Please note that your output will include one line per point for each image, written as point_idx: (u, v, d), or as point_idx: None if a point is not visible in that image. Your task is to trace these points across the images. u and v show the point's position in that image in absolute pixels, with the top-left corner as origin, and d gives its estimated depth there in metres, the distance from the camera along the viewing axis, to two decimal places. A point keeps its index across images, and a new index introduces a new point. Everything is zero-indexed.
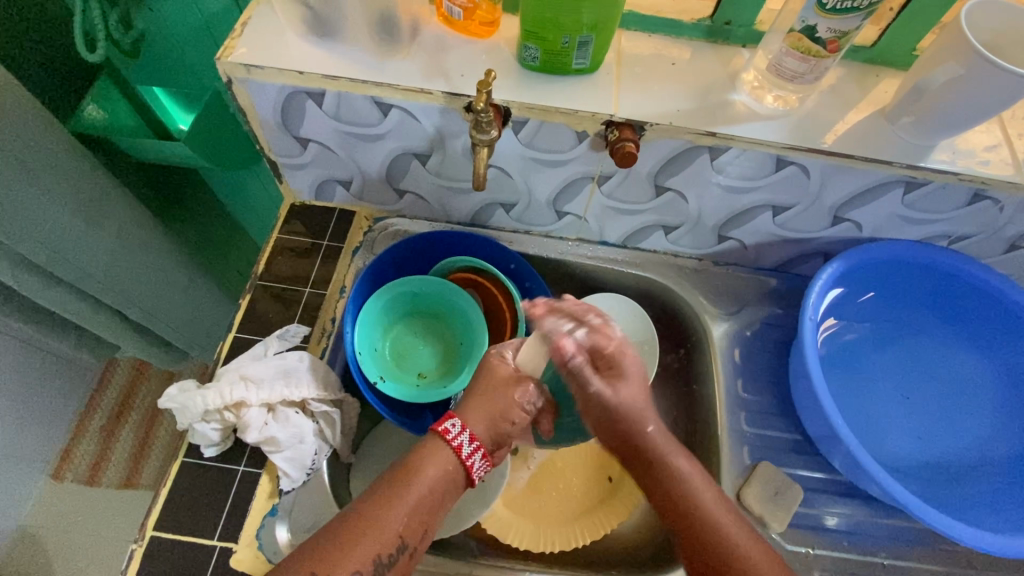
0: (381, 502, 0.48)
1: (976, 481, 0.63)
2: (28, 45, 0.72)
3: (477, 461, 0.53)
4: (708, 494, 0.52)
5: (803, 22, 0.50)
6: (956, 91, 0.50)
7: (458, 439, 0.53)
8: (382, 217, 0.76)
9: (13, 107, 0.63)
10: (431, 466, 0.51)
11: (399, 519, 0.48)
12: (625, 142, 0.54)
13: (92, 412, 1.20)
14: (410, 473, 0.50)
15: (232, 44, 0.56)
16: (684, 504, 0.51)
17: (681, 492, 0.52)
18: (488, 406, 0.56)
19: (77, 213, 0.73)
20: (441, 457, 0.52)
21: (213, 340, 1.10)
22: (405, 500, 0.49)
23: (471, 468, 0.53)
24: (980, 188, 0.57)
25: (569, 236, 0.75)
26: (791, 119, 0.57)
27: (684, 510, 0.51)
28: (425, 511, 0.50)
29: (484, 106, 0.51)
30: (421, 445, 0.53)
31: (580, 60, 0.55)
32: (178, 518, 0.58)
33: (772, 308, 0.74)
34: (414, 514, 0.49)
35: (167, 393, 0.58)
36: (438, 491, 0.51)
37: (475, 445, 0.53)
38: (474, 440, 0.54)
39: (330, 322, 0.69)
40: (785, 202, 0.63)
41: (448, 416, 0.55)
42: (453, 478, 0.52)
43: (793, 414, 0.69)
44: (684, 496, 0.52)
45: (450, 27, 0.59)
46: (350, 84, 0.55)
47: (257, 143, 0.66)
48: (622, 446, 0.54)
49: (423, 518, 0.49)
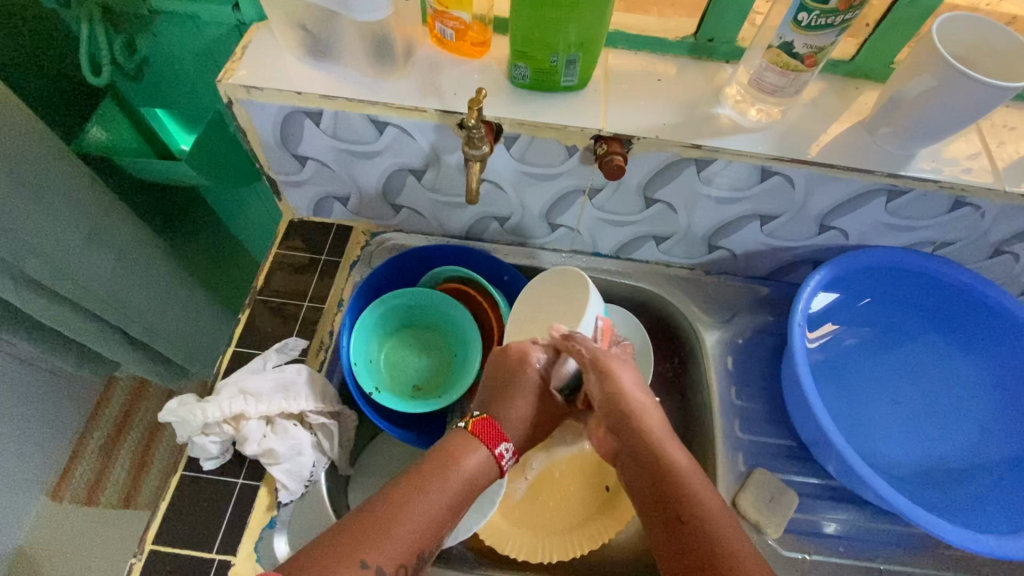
0: (421, 492, 0.50)
1: (970, 484, 0.63)
2: (38, 70, 0.76)
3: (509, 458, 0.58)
4: (724, 518, 0.48)
5: (780, 39, 0.52)
6: (930, 103, 0.52)
7: (501, 451, 0.56)
8: (379, 232, 0.77)
9: (18, 131, 0.65)
10: (470, 464, 0.54)
11: (440, 509, 0.50)
12: (613, 154, 0.56)
13: (92, 430, 1.22)
14: (450, 464, 0.53)
15: (233, 67, 0.58)
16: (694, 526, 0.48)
17: (696, 514, 0.49)
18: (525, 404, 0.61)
19: (81, 233, 0.75)
20: (482, 461, 0.55)
21: (214, 355, 1.09)
22: (445, 491, 0.51)
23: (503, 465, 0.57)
24: (960, 195, 0.59)
25: (563, 247, 0.77)
26: (773, 130, 0.59)
27: (696, 534, 0.47)
28: (457, 499, 0.52)
29: (475, 123, 0.52)
30: (459, 441, 0.55)
31: (569, 77, 0.57)
32: (177, 532, 0.58)
33: (763, 316, 0.76)
34: (446, 501, 0.51)
35: (167, 407, 0.58)
36: (476, 484, 0.53)
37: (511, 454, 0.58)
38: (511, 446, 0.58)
39: (327, 335, 0.70)
40: (772, 211, 0.65)
41: (488, 430, 0.56)
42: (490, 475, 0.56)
43: (786, 420, 0.70)
44: (670, 468, 0.53)
45: (443, 48, 0.61)
46: (346, 104, 0.57)
47: (257, 161, 0.67)
48: (621, 440, 0.57)
49: (458, 507, 0.52)
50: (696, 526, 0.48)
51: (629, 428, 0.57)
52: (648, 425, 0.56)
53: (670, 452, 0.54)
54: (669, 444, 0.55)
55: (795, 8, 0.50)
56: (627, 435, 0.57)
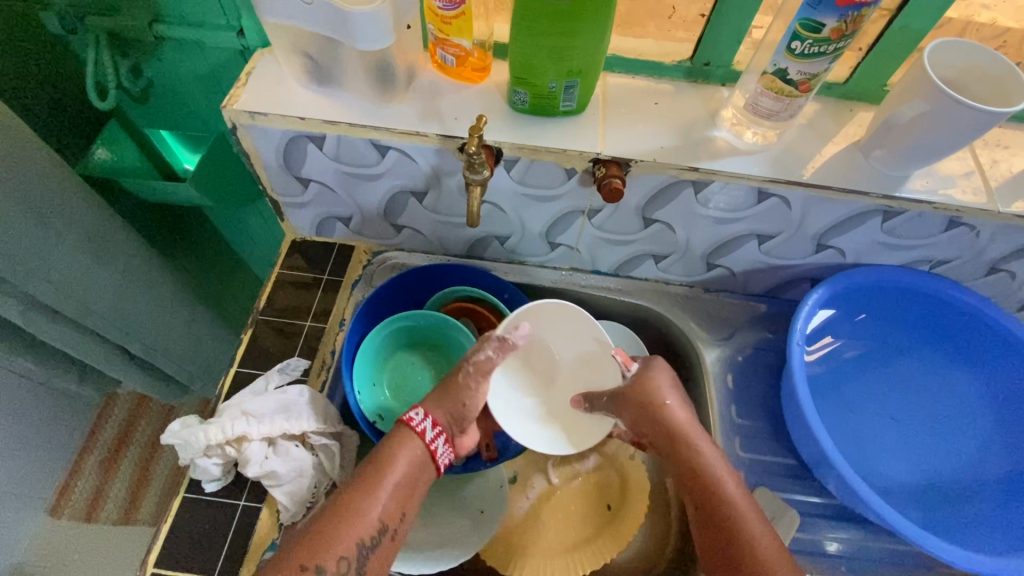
0: (359, 490, 0.52)
1: (969, 503, 0.64)
2: (41, 93, 0.78)
3: (440, 446, 0.57)
4: (751, 516, 0.53)
5: (774, 66, 0.54)
6: (922, 127, 0.53)
7: (421, 424, 0.57)
8: (380, 251, 0.78)
9: (26, 154, 0.66)
10: (401, 457, 0.54)
11: (377, 505, 0.51)
12: (612, 178, 0.57)
13: (92, 446, 1.22)
14: (384, 459, 0.54)
15: (237, 93, 0.59)
16: (729, 524, 0.53)
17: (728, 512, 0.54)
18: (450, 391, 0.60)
19: (86, 254, 0.76)
20: (412, 451, 0.55)
21: (214, 373, 1.10)
22: (381, 486, 0.52)
23: (435, 451, 0.57)
24: (954, 216, 0.60)
25: (564, 265, 0.77)
26: (769, 153, 0.59)
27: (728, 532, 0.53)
28: (401, 495, 0.53)
29: (476, 149, 0.53)
30: (389, 438, 0.56)
31: (567, 102, 0.58)
32: (179, 555, 0.58)
33: (763, 332, 0.76)
34: (393, 500, 0.52)
35: (169, 429, 0.59)
36: (414, 471, 0.55)
37: (437, 430, 0.57)
38: (436, 425, 0.58)
39: (329, 355, 0.71)
40: (769, 231, 0.65)
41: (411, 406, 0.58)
42: (422, 460, 0.55)
43: (788, 439, 0.70)
44: (705, 474, 0.56)
45: (444, 73, 0.62)
46: (349, 128, 0.58)
47: (260, 183, 0.68)
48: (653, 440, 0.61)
49: (401, 501, 0.53)
50: (727, 524, 0.53)
51: (658, 423, 0.59)
52: (675, 424, 0.58)
53: (696, 445, 0.57)
54: (700, 440, 0.58)
55: (788, 36, 0.51)
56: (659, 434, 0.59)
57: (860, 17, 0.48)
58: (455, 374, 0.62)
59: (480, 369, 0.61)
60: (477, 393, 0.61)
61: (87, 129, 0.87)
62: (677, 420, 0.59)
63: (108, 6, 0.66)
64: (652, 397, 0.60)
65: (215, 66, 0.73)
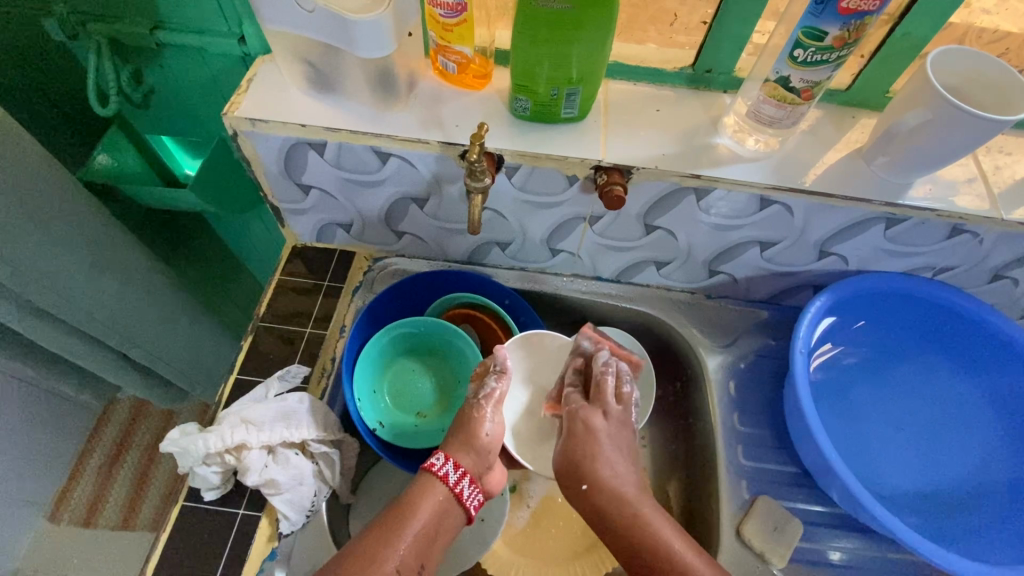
0: (381, 541, 0.52)
1: (973, 514, 0.63)
2: (40, 98, 0.78)
3: (465, 488, 0.57)
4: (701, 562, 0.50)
5: (777, 73, 0.53)
6: (926, 134, 0.52)
7: (443, 469, 0.57)
8: (381, 257, 0.78)
9: (28, 161, 0.66)
10: (425, 507, 0.55)
11: (398, 554, 0.51)
12: (614, 185, 0.57)
13: (92, 451, 1.21)
14: (408, 507, 0.54)
15: (238, 100, 0.59)
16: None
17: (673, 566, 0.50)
18: (457, 432, 0.60)
19: (86, 260, 0.75)
20: (435, 500, 0.55)
21: (214, 380, 1.09)
22: (403, 535, 0.52)
23: (461, 494, 0.56)
24: (958, 223, 0.59)
25: (565, 272, 0.77)
26: (772, 160, 0.59)
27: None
28: (421, 546, 0.53)
29: (477, 156, 0.53)
30: (413, 486, 0.56)
31: (569, 110, 0.58)
32: (178, 564, 0.58)
33: (765, 339, 0.76)
34: (411, 551, 0.52)
35: (168, 437, 0.58)
36: (436, 522, 0.55)
37: (461, 472, 0.57)
38: (459, 467, 0.57)
39: (330, 361, 0.70)
40: (772, 238, 0.65)
41: (433, 452, 0.59)
42: (447, 507, 0.56)
43: (790, 447, 0.69)
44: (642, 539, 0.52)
45: (446, 80, 0.62)
46: (350, 135, 0.58)
47: (261, 189, 0.68)
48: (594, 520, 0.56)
49: (421, 552, 0.53)
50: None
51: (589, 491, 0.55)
52: (616, 493, 0.54)
53: (637, 507, 0.53)
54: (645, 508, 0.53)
55: (791, 44, 0.51)
56: (599, 512, 0.55)
57: (862, 26, 0.48)
58: (469, 412, 0.61)
59: (491, 400, 0.61)
60: (493, 423, 0.60)
61: (88, 133, 0.87)
62: (603, 482, 0.55)
63: (110, 13, 0.67)
64: (583, 456, 0.57)
65: (216, 73, 0.73)
